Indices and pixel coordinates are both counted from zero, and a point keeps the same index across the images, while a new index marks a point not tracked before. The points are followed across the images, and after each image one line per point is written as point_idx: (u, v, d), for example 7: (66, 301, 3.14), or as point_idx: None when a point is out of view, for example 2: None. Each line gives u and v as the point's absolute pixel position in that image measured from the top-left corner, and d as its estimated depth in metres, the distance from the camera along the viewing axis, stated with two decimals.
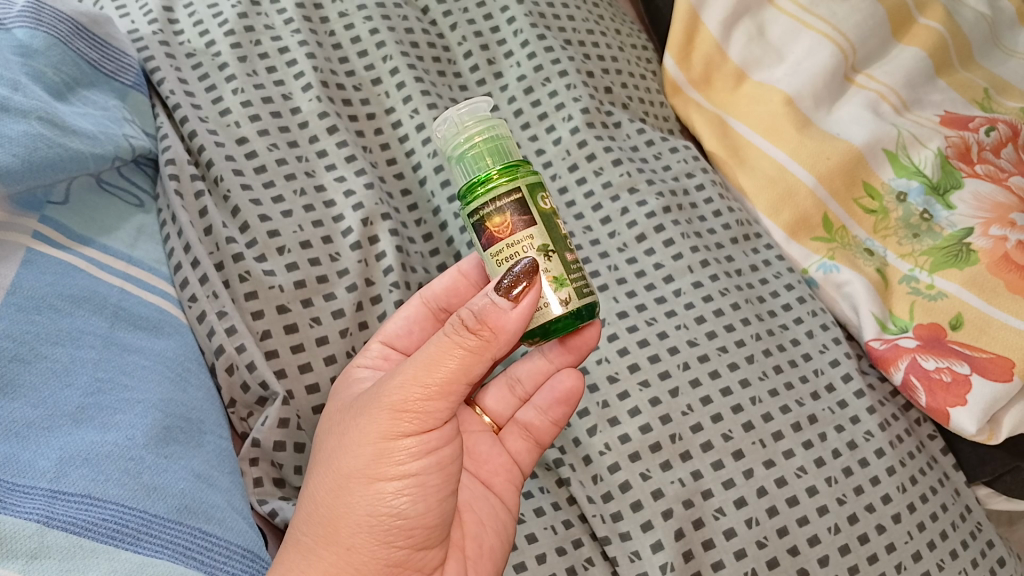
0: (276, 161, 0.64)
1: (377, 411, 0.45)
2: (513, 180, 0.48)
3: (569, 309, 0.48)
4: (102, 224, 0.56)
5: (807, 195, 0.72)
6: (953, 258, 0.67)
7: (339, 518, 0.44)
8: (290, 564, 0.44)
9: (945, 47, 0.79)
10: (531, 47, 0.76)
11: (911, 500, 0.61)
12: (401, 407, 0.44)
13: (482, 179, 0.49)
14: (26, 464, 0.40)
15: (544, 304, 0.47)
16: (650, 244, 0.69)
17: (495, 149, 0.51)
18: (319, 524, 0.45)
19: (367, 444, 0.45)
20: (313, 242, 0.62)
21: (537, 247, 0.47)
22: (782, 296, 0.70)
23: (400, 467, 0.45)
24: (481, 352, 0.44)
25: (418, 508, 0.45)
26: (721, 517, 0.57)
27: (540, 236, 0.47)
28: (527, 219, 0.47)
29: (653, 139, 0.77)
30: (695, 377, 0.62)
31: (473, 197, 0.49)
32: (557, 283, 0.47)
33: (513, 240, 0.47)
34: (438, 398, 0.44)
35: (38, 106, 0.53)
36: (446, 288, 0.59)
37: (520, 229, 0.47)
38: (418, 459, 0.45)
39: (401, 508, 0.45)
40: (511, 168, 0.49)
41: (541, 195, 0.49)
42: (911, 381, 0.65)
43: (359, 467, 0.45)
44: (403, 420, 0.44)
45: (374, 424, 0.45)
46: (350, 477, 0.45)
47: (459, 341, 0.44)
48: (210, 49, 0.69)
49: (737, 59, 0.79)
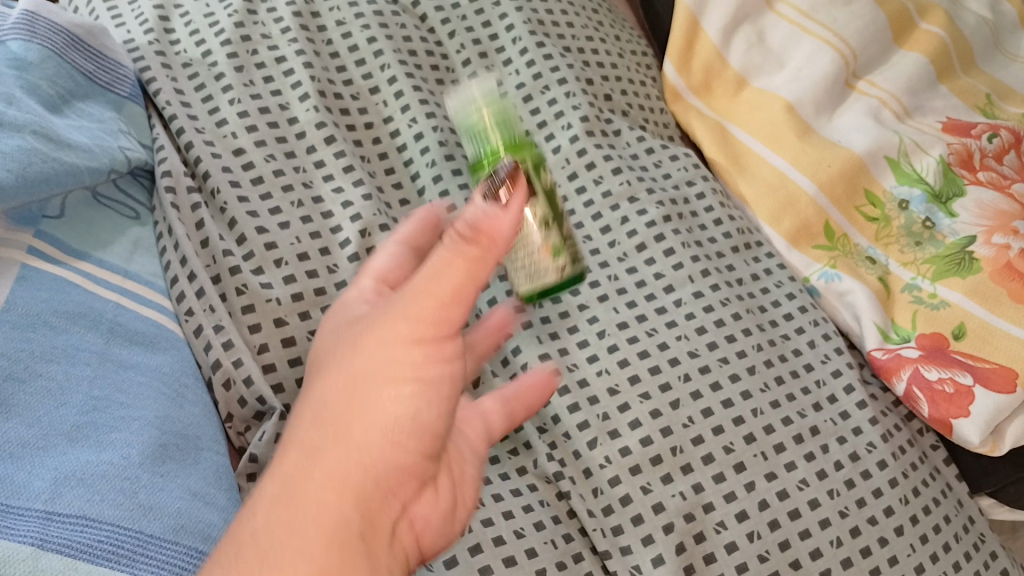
0: (272, 172, 0.64)
1: (396, 311, 0.39)
2: (519, 156, 0.49)
3: (562, 274, 0.50)
4: (97, 238, 0.55)
5: (808, 203, 0.72)
6: (955, 266, 0.67)
7: (352, 421, 0.38)
8: (286, 475, 0.37)
9: (946, 52, 0.78)
10: (529, 55, 0.76)
11: (913, 512, 0.60)
12: (420, 307, 0.39)
13: (489, 155, 0.50)
14: (21, 485, 0.40)
15: (538, 272, 0.50)
16: (650, 254, 0.68)
17: (501, 123, 0.50)
18: (320, 432, 0.38)
19: (385, 345, 0.39)
20: (310, 254, 0.61)
21: (539, 220, 0.48)
22: (784, 305, 0.69)
23: (420, 369, 0.38)
24: (483, 260, 0.39)
25: (428, 417, 0.39)
26: (722, 530, 0.57)
27: (542, 210, 0.49)
28: (530, 194, 0.48)
29: (652, 147, 0.76)
30: (696, 389, 0.62)
31: (480, 172, 0.50)
32: (553, 248, 0.49)
33: (517, 214, 0.48)
34: (452, 306, 0.39)
35: (32, 120, 0.53)
36: (421, 228, 0.51)
37: (524, 204, 0.48)
38: (436, 364, 0.39)
39: (411, 416, 0.38)
40: (517, 145, 0.49)
41: (537, 168, 0.49)
42: (914, 392, 0.64)
43: (374, 368, 0.38)
44: (421, 323, 0.39)
45: (391, 325, 0.39)
46: (364, 379, 0.38)
47: (469, 239, 0.39)
48: (206, 59, 0.68)
49: (737, 66, 0.79)
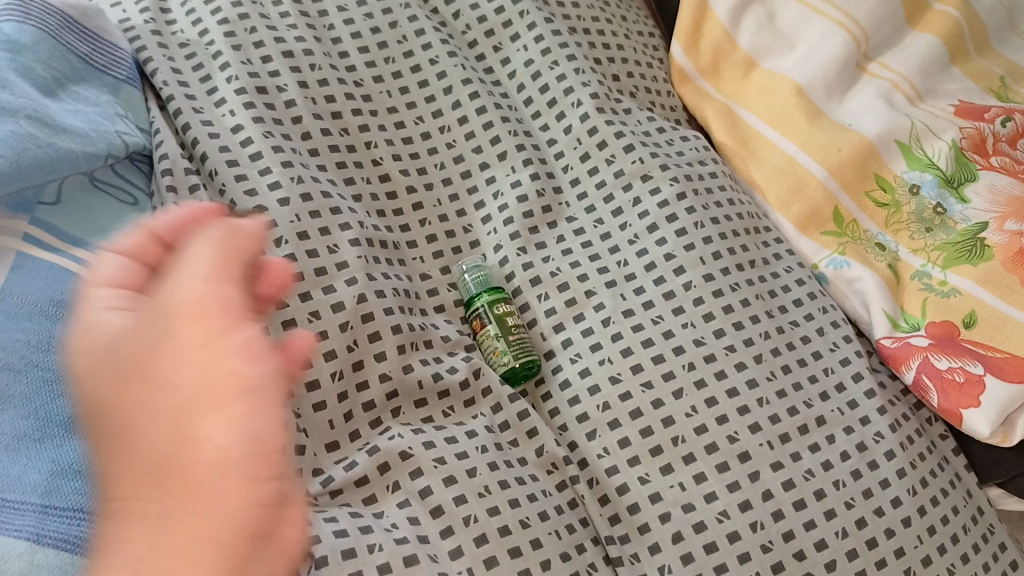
0: (271, 147, 0.61)
1: (182, 315, 0.31)
2: (485, 312, 0.62)
3: (503, 360, 0.61)
4: (96, 227, 0.54)
5: (818, 188, 0.71)
6: (967, 253, 0.66)
7: (187, 462, 0.29)
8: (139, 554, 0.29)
9: (960, 32, 0.77)
10: (538, 30, 0.74)
11: (921, 502, 0.60)
12: (199, 307, 0.31)
13: (472, 300, 0.63)
14: (16, 478, 0.40)
15: (490, 356, 0.62)
16: (662, 234, 0.67)
17: (482, 290, 0.63)
18: (150, 489, 0.30)
19: (186, 362, 0.30)
20: (310, 233, 0.59)
21: (494, 339, 0.61)
22: (794, 291, 0.68)
23: (232, 375, 0.29)
24: (235, 256, 0.33)
25: (265, 425, 0.29)
26: (725, 520, 0.56)
27: (496, 329, 0.62)
28: (489, 324, 0.62)
29: (663, 127, 0.75)
30: (700, 377, 0.61)
31: (466, 308, 0.64)
32: (509, 325, 0.62)
33: (482, 335, 0.62)
34: (226, 287, 0.31)
35: (25, 104, 0.53)
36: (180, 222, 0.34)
37: (485, 326, 0.62)
38: (258, 362, 0.30)
39: (246, 433, 0.29)
40: (486, 311, 0.62)
41: (512, 322, 0.62)
42: (923, 381, 0.63)
43: (184, 396, 0.30)
44: (208, 322, 0.30)
45: (184, 335, 0.30)
46: (183, 413, 0.30)
47: (230, 238, 0.33)
48: (203, 40, 0.67)
49: (746, 48, 0.78)
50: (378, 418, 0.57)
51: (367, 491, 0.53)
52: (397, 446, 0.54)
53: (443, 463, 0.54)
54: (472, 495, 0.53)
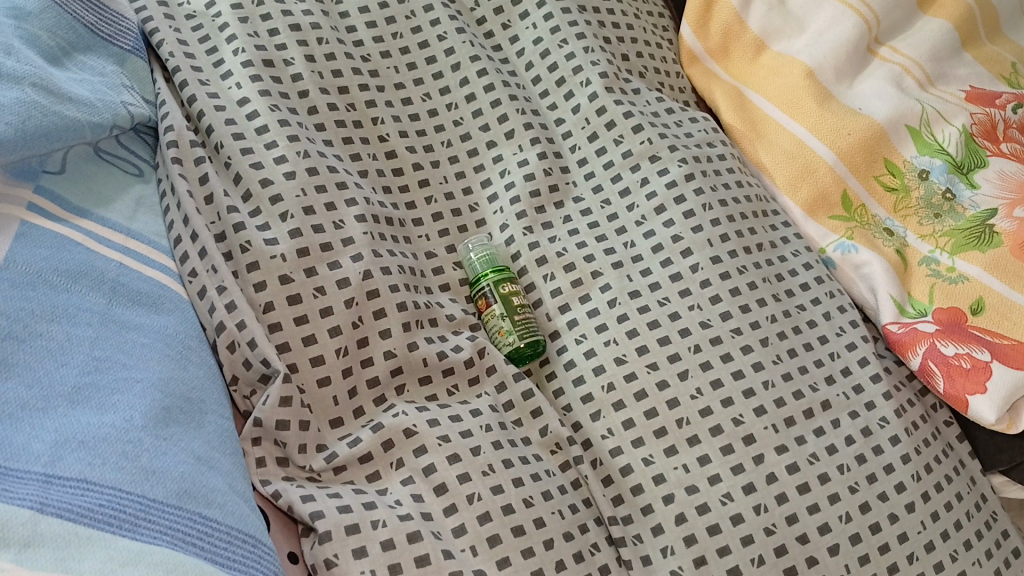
0: (277, 121, 0.61)
1: None
2: (491, 291, 0.62)
3: (507, 340, 0.60)
4: (99, 197, 0.55)
5: (826, 172, 0.70)
6: (976, 240, 0.66)
7: None
8: None
9: (971, 18, 0.76)
10: (547, 8, 0.74)
11: (925, 488, 0.60)
12: None
13: (477, 280, 0.63)
14: (20, 447, 0.40)
15: (495, 336, 0.61)
16: (669, 215, 0.66)
17: (489, 270, 0.62)
18: None
19: None
20: (316, 208, 0.58)
21: (499, 318, 0.61)
22: (800, 275, 0.67)
23: None
24: None
25: None
26: (729, 502, 0.56)
27: (501, 309, 0.61)
28: (494, 304, 0.61)
29: (672, 108, 0.74)
30: (706, 360, 0.61)
31: (471, 287, 0.63)
32: (515, 306, 0.61)
33: (487, 315, 0.62)
34: None
35: (32, 71, 0.52)
36: None
37: (490, 305, 0.61)
38: None
39: None
40: (493, 291, 0.62)
41: (517, 302, 0.62)
42: (929, 367, 0.63)
43: None
44: None
45: None
46: None
47: None
48: (210, 11, 0.66)
49: (756, 29, 0.77)
50: (382, 395, 0.57)
51: (371, 468, 0.53)
52: (401, 423, 0.54)
53: (448, 441, 0.54)
54: (476, 473, 0.53)
